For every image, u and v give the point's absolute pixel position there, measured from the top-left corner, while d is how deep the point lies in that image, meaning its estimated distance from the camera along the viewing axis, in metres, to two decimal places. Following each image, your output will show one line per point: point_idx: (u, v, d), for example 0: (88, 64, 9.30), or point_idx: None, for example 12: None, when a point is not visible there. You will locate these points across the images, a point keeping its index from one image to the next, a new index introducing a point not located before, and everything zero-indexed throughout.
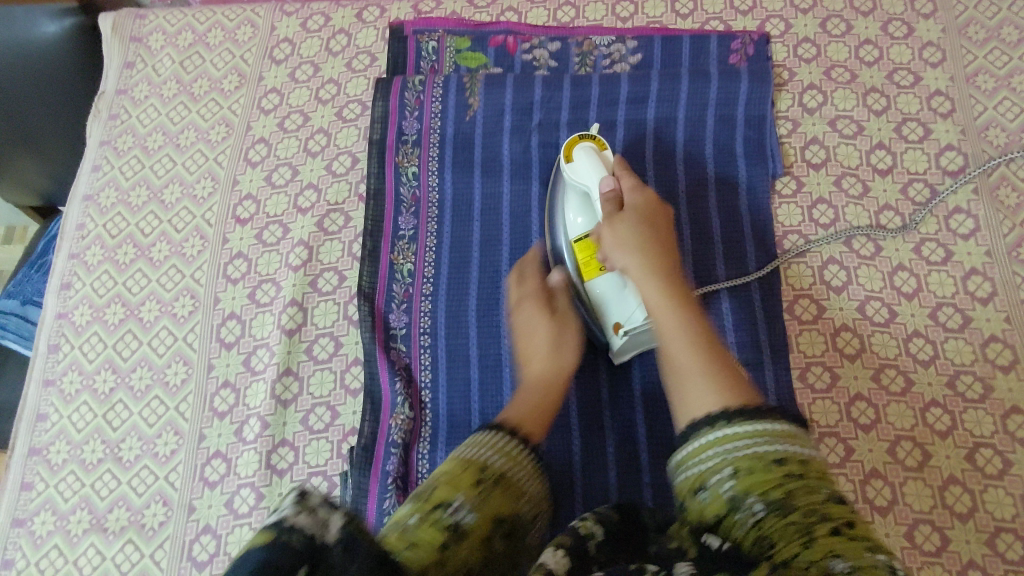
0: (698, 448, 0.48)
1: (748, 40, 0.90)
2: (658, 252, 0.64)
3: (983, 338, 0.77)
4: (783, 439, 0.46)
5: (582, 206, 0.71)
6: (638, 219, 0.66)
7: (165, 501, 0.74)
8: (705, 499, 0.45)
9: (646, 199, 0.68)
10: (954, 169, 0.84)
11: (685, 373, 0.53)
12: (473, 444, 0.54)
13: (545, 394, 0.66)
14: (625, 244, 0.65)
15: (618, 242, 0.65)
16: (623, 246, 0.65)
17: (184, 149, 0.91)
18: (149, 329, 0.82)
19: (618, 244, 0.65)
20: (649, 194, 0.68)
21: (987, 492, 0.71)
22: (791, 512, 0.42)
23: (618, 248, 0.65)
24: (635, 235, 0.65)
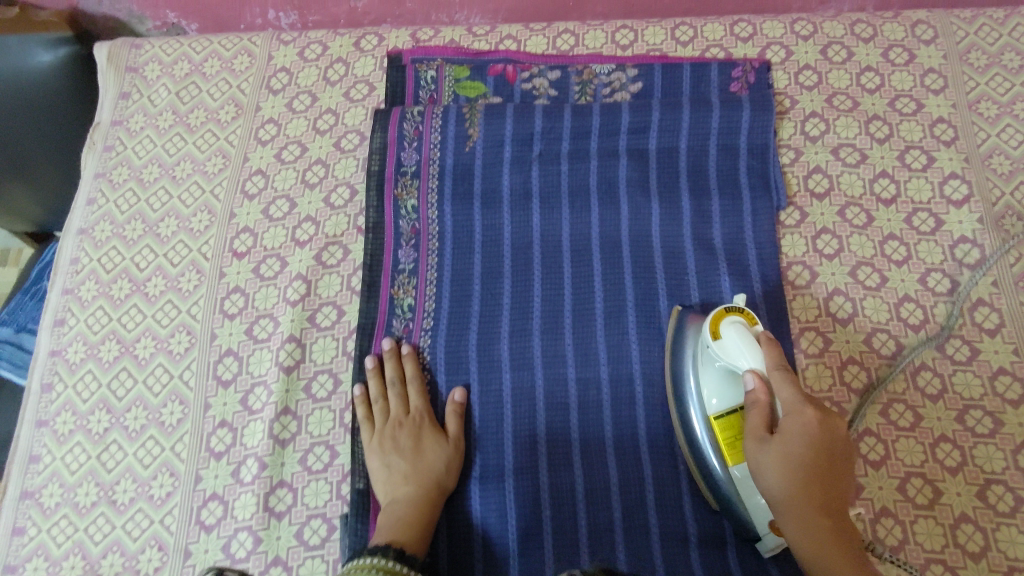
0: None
1: (749, 67, 0.90)
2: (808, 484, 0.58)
3: (992, 371, 0.75)
4: None
5: (722, 384, 0.67)
6: (787, 447, 0.58)
7: (161, 545, 0.72)
8: None
9: (804, 422, 0.59)
10: (959, 198, 0.83)
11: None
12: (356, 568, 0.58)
13: (421, 517, 0.68)
14: (769, 477, 0.59)
15: (762, 470, 0.60)
16: (767, 476, 0.59)
17: (180, 181, 0.90)
18: (145, 366, 0.81)
19: (765, 473, 0.59)
20: (807, 412, 0.59)
21: (1000, 530, 0.69)
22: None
23: (760, 476, 0.60)
24: (781, 470, 0.58)
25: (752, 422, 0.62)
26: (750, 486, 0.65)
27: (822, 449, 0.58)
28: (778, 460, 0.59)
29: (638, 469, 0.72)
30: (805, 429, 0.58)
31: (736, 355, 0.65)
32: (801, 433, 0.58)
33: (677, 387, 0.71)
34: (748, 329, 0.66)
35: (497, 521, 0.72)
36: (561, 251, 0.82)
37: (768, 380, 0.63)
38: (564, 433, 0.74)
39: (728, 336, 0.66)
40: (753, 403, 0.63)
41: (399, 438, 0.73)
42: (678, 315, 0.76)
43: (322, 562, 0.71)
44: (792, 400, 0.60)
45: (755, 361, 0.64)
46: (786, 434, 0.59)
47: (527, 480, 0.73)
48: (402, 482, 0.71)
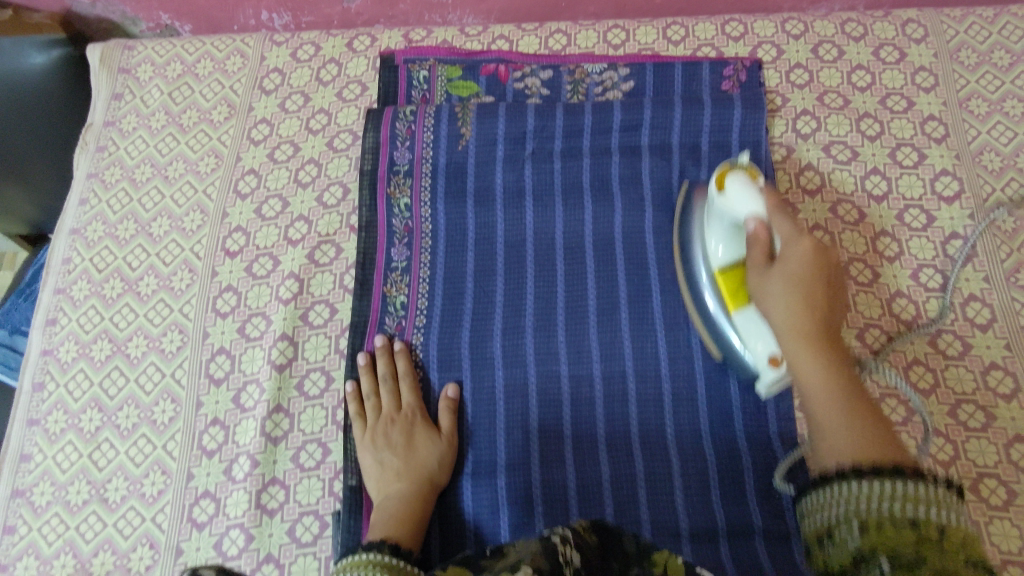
0: (829, 498, 0.48)
1: (740, 66, 0.90)
2: (811, 307, 0.60)
3: (984, 366, 0.76)
4: (940, 506, 0.44)
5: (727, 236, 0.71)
6: (789, 272, 0.61)
7: (152, 543, 0.72)
8: (831, 548, 0.46)
9: (802, 247, 0.62)
10: (950, 195, 0.84)
11: (827, 435, 0.53)
12: (351, 565, 0.58)
13: (414, 513, 0.68)
14: (772, 299, 0.62)
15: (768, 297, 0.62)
16: (772, 300, 0.62)
17: (173, 181, 0.90)
18: (137, 365, 0.81)
19: (768, 299, 0.62)
20: (804, 241, 0.62)
21: (993, 524, 0.69)
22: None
23: (765, 300, 0.63)
24: (784, 291, 0.61)
25: (755, 258, 0.65)
26: (751, 328, 0.69)
27: (821, 274, 0.61)
28: (781, 283, 0.62)
29: (631, 464, 0.72)
30: (804, 255, 0.62)
31: (737, 203, 0.68)
32: (800, 258, 0.62)
33: (688, 253, 0.77)
34: (751, 179, 0.68)
35: (490, 517, 0.72)
36: (554, 249, 0.82)
37: (767, 222, 0.66)
38: (556, 429, 0.74)
39: (730, 187, 0.69)
40: (754, 242, 0.66)
41: (391, 434, 0.73)
42: (689, 191, 0.82)
43: (314, 560, 0.70)
44: (788, 232, 0.64)
45: (755, 206, 0.67)
46: (788, 260, 0.62)
47: (519, 476, 0.72)
48: (394, 477, 0.71)
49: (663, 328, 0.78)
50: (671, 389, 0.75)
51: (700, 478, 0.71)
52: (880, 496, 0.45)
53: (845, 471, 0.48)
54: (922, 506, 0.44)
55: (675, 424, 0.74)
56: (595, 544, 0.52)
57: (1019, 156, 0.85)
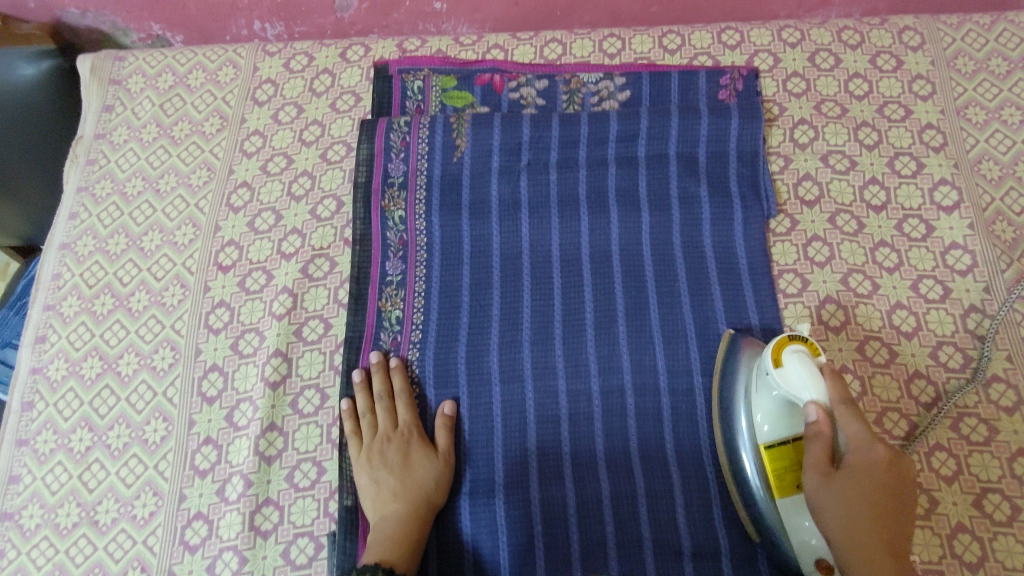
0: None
1: (737, 74, 0.89)
2: (881, 525, 0.58)
3: (985, 378, 0.75)
4: None
5: (777, 415, 0.65)
6: (855, 483, 0.60)
7: (143, 567, 0.71)
8: None
9: (876, 458, 0.60)
10: (949, 204, 0.83)
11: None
12: None
13: (412, 535, 0.67)
14: (835, 515, 0.59)
15: (830, 508, 0.60)
16: (834, 513, 0.59)
17: (164, 194, 0.89)
18: (128, 383, 0.79)
19: (831, 512, 0.60)
20: (879, 450, 0.60)
21: (997, 540, 0.69)
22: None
23: (827, 512, 0.60)
24: (850, 505, 0.59)
25: (814, 456, 0.61)
26: (799, 520, 0.64)
27: (891, 489, 0.59)
28: (849, 496, 0.59)
29: (632, 484, 0.71)
30: (876, 466, 0.59)
31: (797, 384, 0.62)
32: (869, 470, 0.60)
33: (726, 421, 0.70)
34: (811, 357, 0.63)
35: (488, 537, 0.70)
36: (551, 262, 0.81)
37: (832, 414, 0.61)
38: (555, 447, 0.73)
39: (790, 363, 0.62)
40: (815, 436, 0.61)
41: (387, 451, 0.72)
42: (731, 339, 0.74)
43: None
44: (856, 432, 0.60)
45: (817, 393, 0.61)
46: (856, 470, 0.60)
47: (517, 494, 0.71)
48: (391, 497, 0.69)
49: (662, 341, 0.77)
50: (670, 405, 0.74)
51: (701, 496, 0.70)
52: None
53: None
54: None
55: (675, 441, 0.73)
56: None
57: (1017, 165, 0.84)
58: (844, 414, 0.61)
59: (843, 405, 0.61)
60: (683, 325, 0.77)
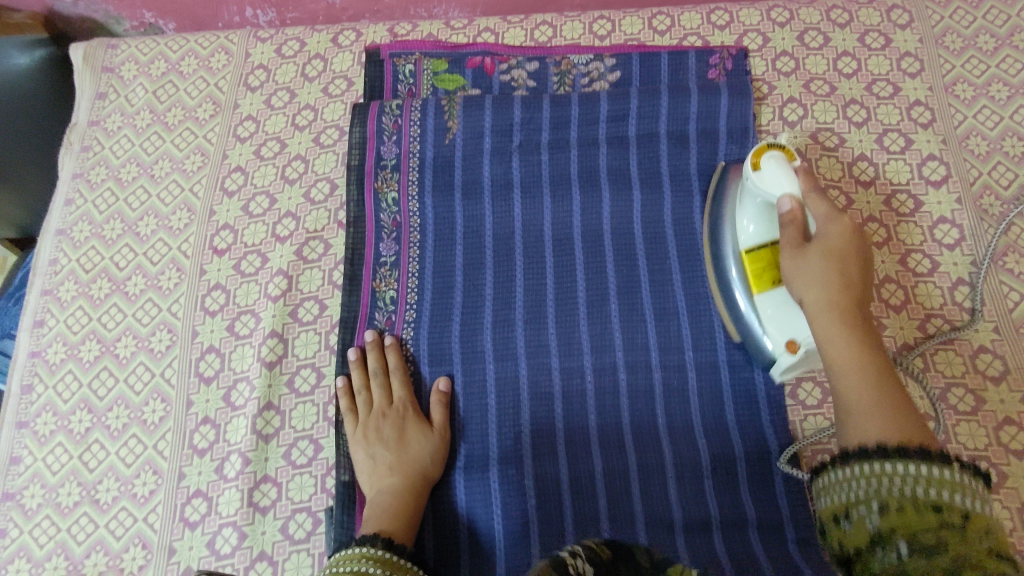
0: (850, 472, 0.49)
1: (726, 54, 0.90)
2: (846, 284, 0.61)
3: (972, 349, 0.76)
4: (957, 487, 0.44)
5: (759, 216, 0.72)
6: (826, 250, 0.63)
7: (144, 543, 0.72)
8: (847, 526, 0.47)
9: (841, 228, 0.64)
10: (937, 179, 0.84)
11: (855, 407, 0.54)
12: (345, 559, 0.58)
13: (409, 506, 0.68)
14: (804, 278, 0.63)
15: (801, 275, 0.63)
16: (805, 277, 0.63)
17: (159, 180, 0.90)
18: (126, 365, 0.80)
19: (801, 275, 0.63)
20: (843, 221, 0.64)
21: None
22: (937, 555, 0.41)
23: (796, 279, 0.64)
24: (819, 267, 0.62)
25: (787, 236, 0.66)
26: (778, 307, 0.70)
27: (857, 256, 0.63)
28: (818, 261, 0.63)
29: (624, 456, 0.72)
30: (842, 235, 0.64)
31: (773, 182, 0.68)
32: (837, 238, 0.64)
33: (716, 239, 0.77)
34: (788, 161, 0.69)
35: (483, 510, 0.72)
36: (543, 242, 0.82)
37: (802, 202, 0.67)
38: (548, 422, 0.74)
39: (767, 166, 0.69)
40: (788, 221, 0.67)
41: (382, 426, 0.73)
42: (723, 171, 0.82)
43: (308, 556, 0.70)
44: (824, 211, 0.66)
45: (790, 185, 0.67)
46: (824, 237, 0.64)
47: (512, 468, 0.73)
48: (387, 470, 0.71)
49: (654, 316, 0.78)
50: (662, 379, 0.75)
51: (693, 466, 0.72)
52: (894, 476, 0.46)
53: (869, 450, 0.49)
54: (941, 489, 0.44)
55: (667, 413, 0.74)
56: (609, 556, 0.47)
57: (1005, 140, 0.85)
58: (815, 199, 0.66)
59: (815, 192, 0.67)
60: (674, 301, 0.78)
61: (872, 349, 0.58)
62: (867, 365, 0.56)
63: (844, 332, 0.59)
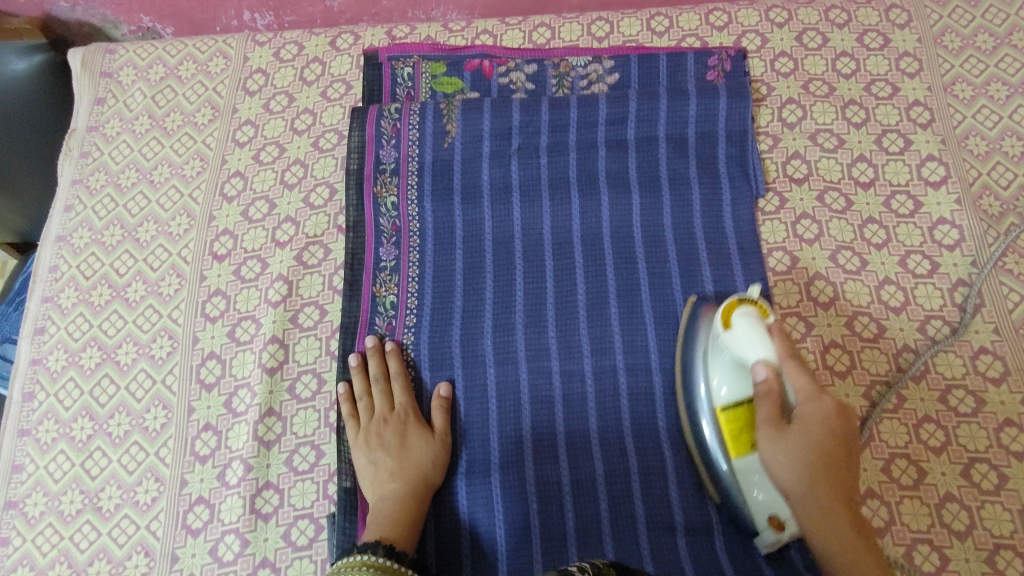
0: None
1: (725, 55, 0.90)
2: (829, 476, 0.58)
3: (973, 351, 0.76)
4: None
5: (731, 374, 0.66)
6: (806, 434, 0.59)
7: (147, 551, 0.72)
8: None
9: (822, 407, 0.60)
10: (937, 179, 0.84)
11: None
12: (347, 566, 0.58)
13: (411, 512, 0.68)
14: (787, 467, 0.59)
15: (780, 462, 0.60)
16: (785, 467, 0.59)
17: (158, 185, 0.90)
18: (127, 372, 0.80)
19: (782, 465, 0.60)
20: (823, 399, 0.61)
21: (985, 508, 0.70)
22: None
23: (777, 468, 0.60)
24: (800, 457, 0.59)
25: (763, 413, 0.62)
26: (755, 480, 0.65)
27: (840, 436, 0.59)
28: (799, 450, 0.59)
29: (624, 461, 0.72)
30: (822, 413, 0.60)
31: (746, 347, 0.64)
32: (818, 419, 0.60)
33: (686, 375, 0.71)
34: (760, 319, 0.65)
35: (484, 515, 0.72)
36: (543, 245, 0.82)
37: (778, 370, 0.63)
38: (549, 427, 0.74)
39: (739, 327, 0.65)
40: (763, 393, 0.62)
41: (384, 433, 0.73)
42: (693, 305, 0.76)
43: (310, 563, 0.70)
44: (802, 385, 0.62)
45: (765, 352, 0.63)
46: (803, 419, 0.60)
47: (513, 473, 0.73)
48: (388, 477, 0.70)
49: (654, 320, 0.78)
50: (662, 383, 0.75)
51: (693, 469, 0.72)
52: None
53: None
54: None
55: (667, 417, 0.74)
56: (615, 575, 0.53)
57: (1004, 139, 0.85)
58: (792, 370, 0.62)
59: (791, 357, 0.64)
60: (674, 305, 0.78)
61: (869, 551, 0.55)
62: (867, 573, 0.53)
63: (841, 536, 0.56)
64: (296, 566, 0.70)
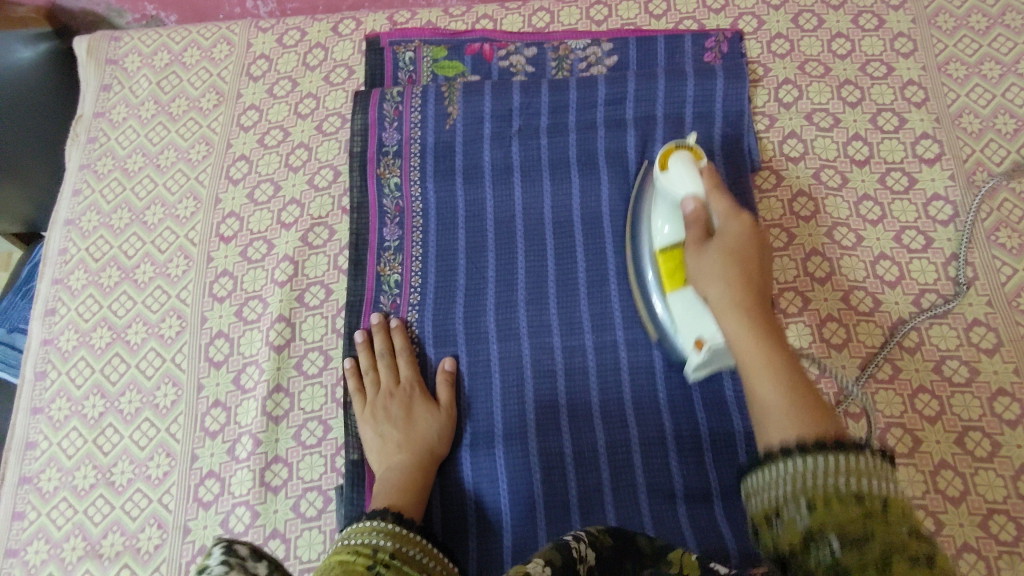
0: (770, 470, 0.46)
1: (721, 37, 0.91)
2: (746, 278, 0.59)
3: (966, 323, 0.77)
4: (873, 474, 0.42)
5: (669, 215, 0.70)
6: (724, 247, 0.61)
7: (160, 523, 0.74)
8: (779, 527, 0.43)
9: (741, 224, 0.63)
10: (931, 157, 0.85)
11: (767, 404, 0.50)
12: (358, 531, 0.59)
13: (418, 483, 0.70)
14: (707, 274, 0.60)
15: (702, 270, 0.61)
16: (706, 271, 0.61)
17: (164, 169, 0.91)
18: (137, 350, 0.82)
19: (703, 272, 0.61)
20: (743, 218, 0.63)
21: (978, 475, 0.71)
22: (867, 544, 0.38)
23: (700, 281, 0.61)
24: (718, 263, 0.60)
25: (690, 235, 0.65)
26: (685, 308, 0.68)
27: (755, 249, 0.61)
28: (718, 257, 0.61)
29: (625, 431, 0.74)
30: (740, 230, 0.62)
31: (678, 184, 0.68)
32: (737, 235, 0.62)
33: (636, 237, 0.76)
34: (693, 160, 0.68)
35: (490, 486, 0.73)
36: (544, 224, 0.83)
37: (705, 202, 0.66)
38: (552, 400, 0.76)
39: (673, 167, 0.69)
40: (691, 220, 0.66)
41: (389, 407, 0.75)
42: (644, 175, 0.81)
43: (320, 533, 0.72)
44: (725, 210, 0.65)
45: (694, 186, 0.67)
46: (724, 235, 0.62)
47: (517, 444, 0.74)
48: (394, 450, 0.72)
49: None
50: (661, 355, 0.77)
51: (694, 437, 0.73)
52: (817, 466, 0.43)
53: (790, 448, 0.45)
54: (864, 479, 0.41)
55: (667, 388, 0.75)
56: (611, 544, 0.51)
57: (997, 118, 0.86)
58: (719, 196, 0.66)
59: (722, 190, 0.67)
60: None
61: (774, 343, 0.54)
62: (778, 366, 0.52)
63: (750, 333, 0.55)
64: (306, 537, 0.72)
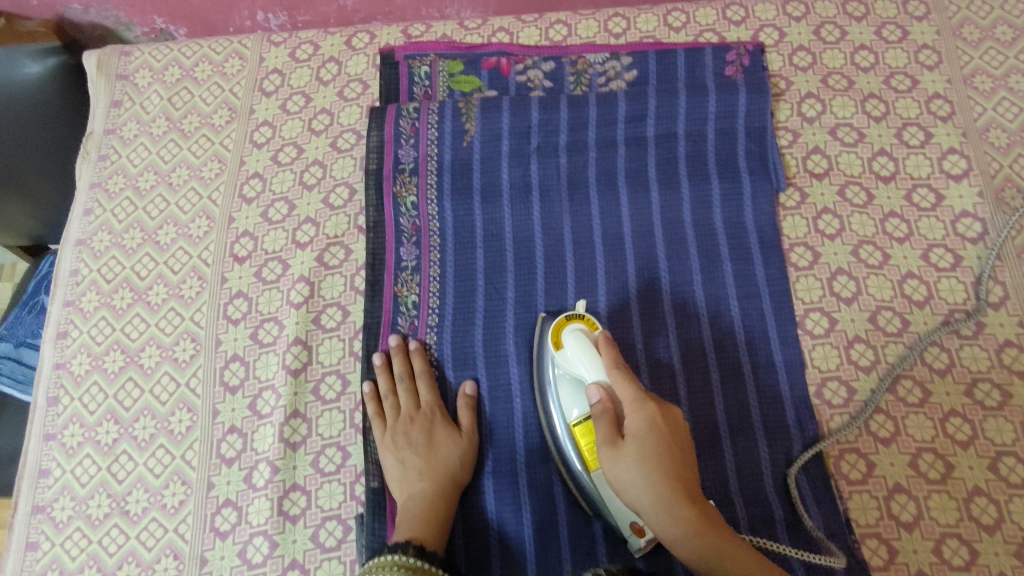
0: None
1: (743, 50, 0.89)
2: (676, 482, 0.57)
3: (998, 344, 0.76)
4: None
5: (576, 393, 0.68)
6: (641, 449, 0.58)
7: (176, 554, 0.72)
8: None
9: (647, 417, 0.60)
10: (958, 173, 0.84)
11: None
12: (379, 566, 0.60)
13: (439, 512, 0.69)
14: (632, 484, 0.58)
15: (627, 481, 0.58)
16: (634, 485, 0.58)
17: (177, 188, 0.90)
18: (151, 375, 0.80)
19: (627, 483, 0.58)
20: (648, 407, 0.61)
21: (1013, 502, 0.70)
22: None
23: (620, 484, 0.59)
24: (643, 473, 0.57)
25: (601, 434, 0.61)
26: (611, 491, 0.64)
27: (672, 443, 0.59)
28: (639, 465, 0.58)
29: None
30: (651, 424, 0.59)
31: (580, 365, 0.66)
32: (648, 430, 0.59)
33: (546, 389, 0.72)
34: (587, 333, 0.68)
35: (512, 515, 0.71)
36: (563, 244, 0.82)
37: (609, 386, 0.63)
38: None
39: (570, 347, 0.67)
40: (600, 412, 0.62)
41: (409, 430, 0.74)
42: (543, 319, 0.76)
43: (339, 564, 0.70)
44: (629, 397, 0.62)
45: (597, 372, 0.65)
46: (636, 436, 0.59)
47: (540, 472, 0.72)
48: (415, 476, 0.71)
49: (675, 323, 0.78)
50: (685, 381, 0.76)
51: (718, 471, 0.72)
52: None
53: None
54: None
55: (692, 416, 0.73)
56: None
57: None
58: (620, 380, 0.63)
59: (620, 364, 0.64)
60: (695, 303, 0.79)
61: (736, 545, 0.56)
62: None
63: (709, 543, 0.55)
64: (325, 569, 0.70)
